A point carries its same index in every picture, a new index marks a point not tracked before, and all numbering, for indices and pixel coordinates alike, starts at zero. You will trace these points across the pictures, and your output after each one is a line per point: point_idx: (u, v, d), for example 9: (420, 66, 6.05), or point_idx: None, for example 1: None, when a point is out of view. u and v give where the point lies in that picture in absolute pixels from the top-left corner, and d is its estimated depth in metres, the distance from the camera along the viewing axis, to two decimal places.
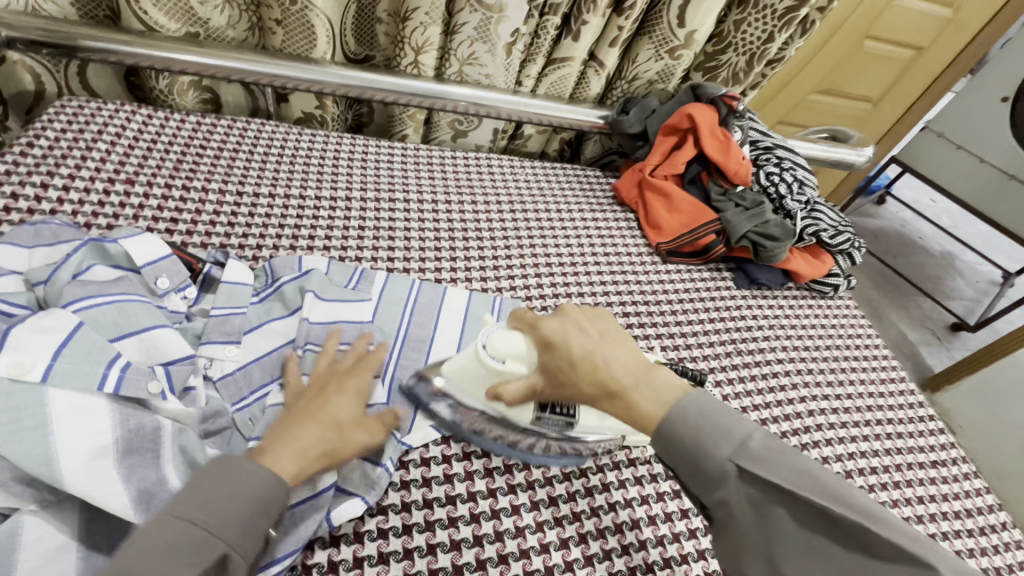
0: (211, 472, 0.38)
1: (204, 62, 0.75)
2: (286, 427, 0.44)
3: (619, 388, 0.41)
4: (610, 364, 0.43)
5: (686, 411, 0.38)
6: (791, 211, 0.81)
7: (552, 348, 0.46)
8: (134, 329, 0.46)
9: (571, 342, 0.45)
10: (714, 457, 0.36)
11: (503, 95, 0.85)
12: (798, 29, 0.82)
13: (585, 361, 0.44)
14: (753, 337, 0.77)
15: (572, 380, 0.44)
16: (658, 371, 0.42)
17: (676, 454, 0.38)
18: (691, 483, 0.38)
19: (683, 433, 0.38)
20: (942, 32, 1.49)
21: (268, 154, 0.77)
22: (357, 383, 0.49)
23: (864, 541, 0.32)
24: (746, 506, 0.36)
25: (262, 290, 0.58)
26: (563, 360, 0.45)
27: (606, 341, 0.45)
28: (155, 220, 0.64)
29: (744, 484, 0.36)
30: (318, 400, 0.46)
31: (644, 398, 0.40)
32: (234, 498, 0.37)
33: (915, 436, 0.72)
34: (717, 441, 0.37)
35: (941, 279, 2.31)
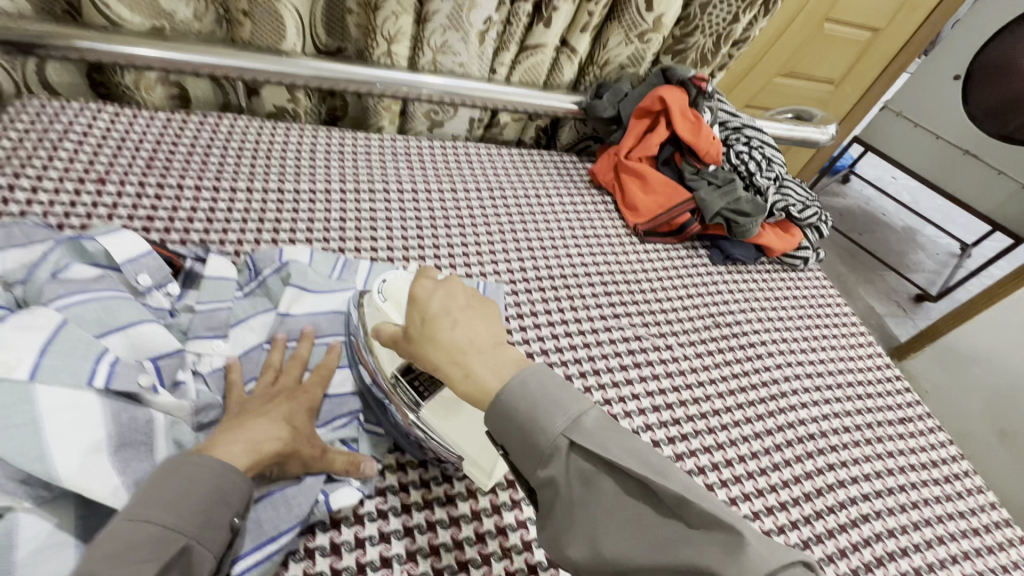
0: (165, 474, 0.37)
1: (171, 56, 0.74)
2: (235, 424, 0.43)
3: (451, 352, 0.42)
4: (455, 331, 0.43)
5: (525, 384, 0.40)
6: (761, 188, 0.84)
7: (411, 304, 0.46)
8: (118, 325, 0.46)
9: (430, 301, 0.45)
10: (548, 432, 0.38)
11: (477, 83, 0.85)
12: (760, 11, 0.84)
13: (433, 321, 0.44)
14: (730, 310, 0.80)
15: (421, 340, 0.44)
16: (504, 349, 0.43)
17: (511, 428, 0.39)
18: (523, 458, 0.39)
19: (518, 403, 0.39)
20: (898, 13, 1.55)
21: (243, 149, 0.76)
22: (310, 394, 0.49)
23: (681, 509, 0.33)
24: (573, 480, 0.37)
25: (247, 284, 0.59)
26: (417, 319, 0.45)
27: (466, 309, 0.46)
28: (130, 218, 0.63)
29: (573, 456, 0.37)
30: (271, 403, 0.46)
31: (479, 364, 0.42)
32: (194, 493, 0.37)
33: (883, 395, 0.76)
34: (552, 415, 0.38)
35: (905, 253, 2.41)
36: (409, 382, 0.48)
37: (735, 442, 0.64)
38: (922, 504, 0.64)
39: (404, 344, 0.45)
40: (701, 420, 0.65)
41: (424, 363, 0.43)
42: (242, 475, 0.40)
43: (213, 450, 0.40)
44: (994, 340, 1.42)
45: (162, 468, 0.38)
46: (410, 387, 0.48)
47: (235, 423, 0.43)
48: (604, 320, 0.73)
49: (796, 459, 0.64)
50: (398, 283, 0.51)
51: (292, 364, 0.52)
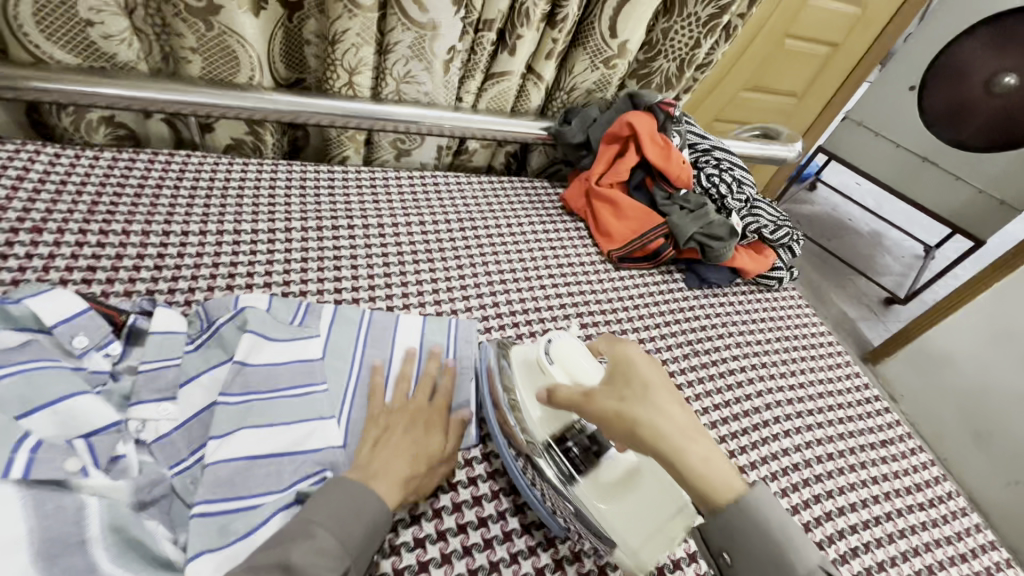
0: (347, 493, 0.44)
1: (114, 94, 0.70)
2: (386, 454, 0.49)
3: (670, 435, 0.41)
4: (656, 418, 0.42)
5: (767, 504, 0.39)
6: (733, 210, 0.84)
7: (629, 369, 0.46)
8: (45, 401, 0.41)
9: (646, 372, 0.46)
10: (806, 563, 0.38)
11: (443, 113, 0.84)
12: (721, 35, 0.84)
13: (649, 393, 0.44)
14: (708, 336, 0.79)
15: (637, 406, 0.43)
16: (717, 445, 0.42)
17: (751, 534, 0.38)
18: (747, 567, 0.39)
19: (762, 526, 0.38)
20: (853, 29, 1.59)
21: (197, 188, 0.73)
22: (442, 415, 0.56)
23: None
24: None
25: (197, 336, 0.55)
26: (636, 383, 0.45)
27: (675, 389, 0.45)
28: (69, 270, 0.59)
29: None
30: (411, 430, 0.53)
31: (702, 452, 0.40)
32: (359, 517, 0.44)
33: (863, 417, 0.76)
34: (807, 547, 0.38)
35: (872, 257, 2.47)
36: (563, 452, 0.52)
37: None
38: (909, 532, 0.64)
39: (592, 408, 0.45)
40: None
41: (633, 443, 0.42)
42: (381, 497, 0.45)
43: (369, 484, 0.46)
44: (963, 343, 1.44)
45: (315, 497, 0.44)
46: (563, 455, 0.51)
47: (381, 446, 0.50)
48: None
49: (782, 492, 0.63)
50: (569, 349, 0.53)
51: (401, 384, 0.57)
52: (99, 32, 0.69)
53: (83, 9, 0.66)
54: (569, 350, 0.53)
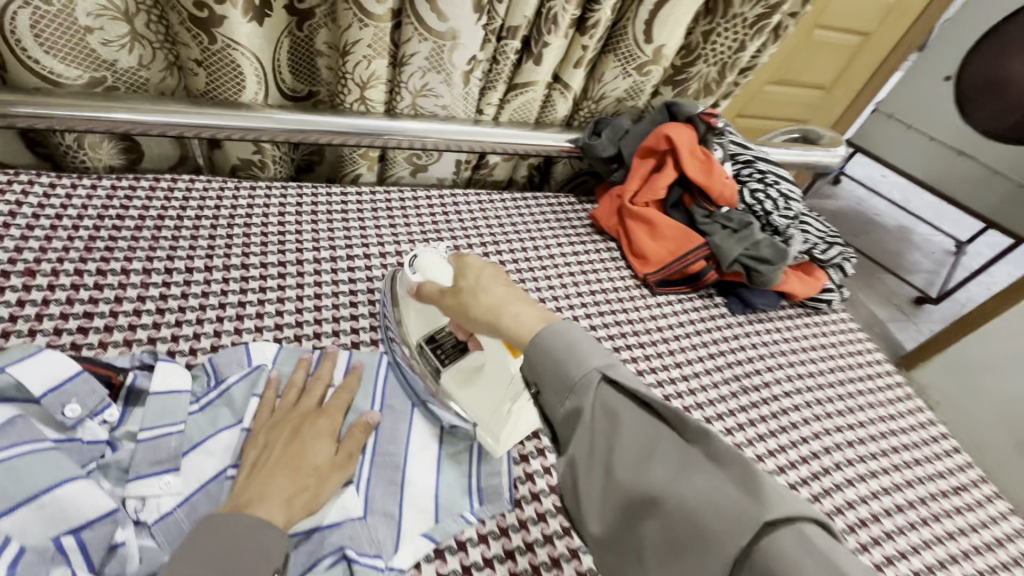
0: (210, 531, 0.38)
1: (111, 118, 0.65)
2: (264, 474, 0.43)
3: (489, 312, 0.44)
4: (482, 277, 0.47)
5: (557, 334, 0.38)
6: (778, 228, 0.77)
7: (461, 272, 0.49)
8: (30, 495, 0.36)
9: (475, 268, 0.49)
10: (583, 367, 0.36)
11: (463, 128, 0.77)
12: (770, 37, 0.77)
13: (471, 285, 0.47)
14: (756, 368, 0.73)
15: (466, 297, 0.47)
16: (538, 313, 0.42)
17: (541, 361, 0.38)
18: (549, 394, 0.37)
19: (553, 346, 0.38)
20: (889, 17, 1.49)
21: (201, 216, 0.67)
22: (332, 419, 0.49)
23: (683, 423, 0.33)
24: (599, 414, 0.35)
25: (203, 395, 0.50)
26: (468, 276, 0.48)
27: (504, 278, 0.47)
28: (64, 316, 0.54)
29: (604, 390, 0.35)
30: (294, 446, 0.46)
31: (513, 318, 0.42)
32: (235, 551, 0.37)
33: (930, 460, 0.69)
34: (589, 356, 0.37)
35: (903, 256, 2.37)
36: (432, 350, 0.56)
37: None
38: None
39: (448, 303, 0.49)
40: None
41: (467, 317, 0.46)
42: (275, 524, 0.40)
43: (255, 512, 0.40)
44: (997, 352, 1.37)
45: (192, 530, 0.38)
46: (430, 355, 0.56)
47: (264, 467, 0.44)
48: None
49: None
50: (435, 262, 0.56)
51: (286, 392, 0.50)
52: (99, 38, 0.65)
53: (81, 15, 0.62)
54: (433, 260, 0.56)
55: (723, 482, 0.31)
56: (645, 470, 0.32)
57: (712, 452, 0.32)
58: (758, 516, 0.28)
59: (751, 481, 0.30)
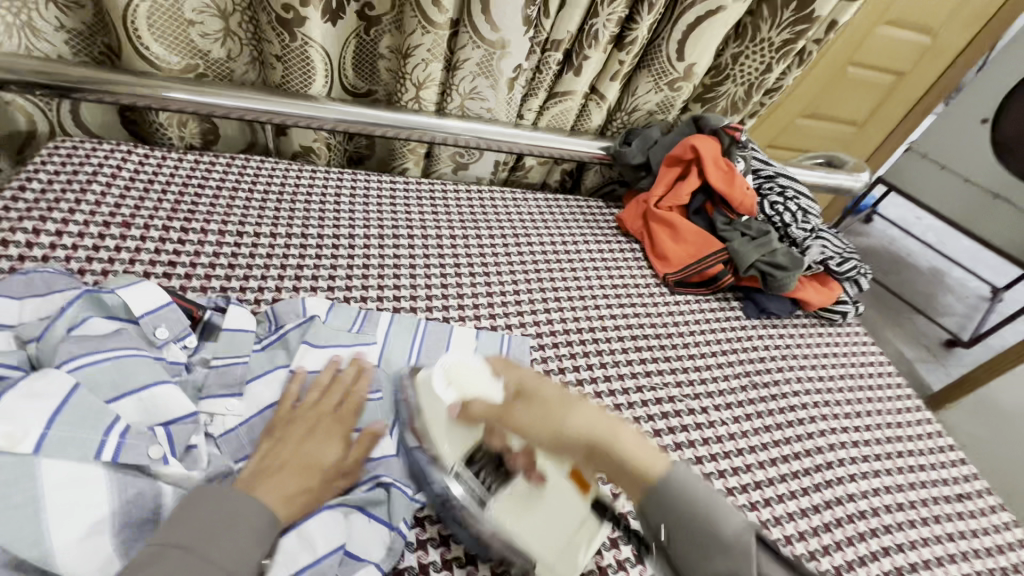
0: (204, 504, 0.38)
1: (201, 100, 0.75)
2: (269, 467, 0.44)
3: (587, 445, 0.40)
4: (563, 420, 0.41)
5: (684, 483, 0.36)
6: (797, 240, 0.82)
7: (514, 386, 0.45)
8: (132, 388, 0.43)
9: (542, 388, 0.44)
10: (732, 526, 0.34)
11: (503, 128, 0.84)
12: (795, 61, 0.82)
13: (533, 398, 0.44)
14: (767, 368, 0.76)
15: (530, 425, 0.42)
16: (624, 433, 0.39)
17: (682, 505, 0.35)
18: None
19: (685, 491, 0.36)
20: (922, 58, 1.52)
21: (269, 191, 0.76)
22: (344, 424, 0.49)
23: None
24: (750, 574, 0.33)
25: (265, 337, 0.57)
26: (524, 395, 0.45)
27: (560, 391, 0.44)
28: (152, 263, 0.62)
29: (759, 555, 0.34)
30: (304, 446, 0.46)
31: (623, 441, 0.39)
32: (229, 525, 0.38)
33: (936, 468, 0.71)
34: (732, 508, 0.35)
35: (933, 296, 2.33)
36: (475, 472, 0.46)
37: (777, 521, 0.60)
38: None
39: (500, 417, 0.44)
40: (740, 492, 0.62)
41: (537, 435, 0.42)
42: (265, 499, 0.41)
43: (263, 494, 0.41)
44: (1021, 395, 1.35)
45: (180, 507, 0.38)
46: (473, 477, 0.46)
47: (270, 462, 0.44)
48: (633, 378, 0.70)
49: (845, 541, 0.60)
50: (458, 366, 0.49)
51: (310, 389, 0.51)
52: (198, 32, 0.75)
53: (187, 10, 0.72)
54: (465, 366, 0.49)
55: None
56: None
57: None
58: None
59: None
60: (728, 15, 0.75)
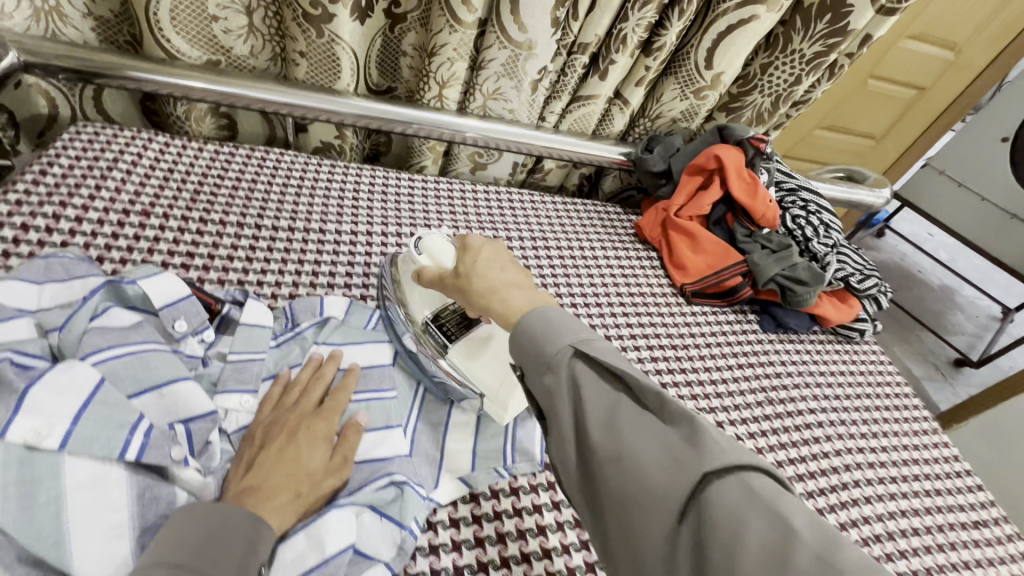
0: (196, 518, 0.38)
1: (223, 91, 0.74)
2: (256, 477, 0.42)
3: (493, 290, 0.45)
4: (490, 279, 0.46)
5: (542, 314, 0.39)
6: (817, 254, 0.80)
7: (461, 251, 0.52)
8: (154, 384, 0.43)
9: (483, 266, 0.48)
10: (556, 344, 0.37)
11: (525, 130, 0.84)
12: (825, 74, 0.81)
13: (475, 273, 0.48)
14: (784, 384, 0.75)
15: (467, 278, 0.48)
16: (534, 294, 0.44)
17: (531, 349, 0.38)
18: (531, 374, 0.37)
19: (533, 327, 0.39)
20: (946, 74, 1.50)
21: (288, 184, 0.75)
22: (328, 421, 0.47)
23: (661, 408, 0.33)
24: (568, 389, 0.35)
25: (280, 334, 0.57)
26: (469, 259, 0.50)
27: (501, 260, 0.49)
28: (170, 254, 0.62)
29: (575, 365, 0.36)
30: (289, 451, 0.44)
31: (515, 297, 0.43)
32: (225, 537, 0.37)
33: (951, 493, 0.70)
34: (559, 333, 0.37)
35: (944, 314, 2.31)
36: (438, 327, 0.57)
37: None
38: None
39: (449, 282, 0.51)
40: None
41: (467, 297, 0.48)
42: (270, 524, 0.40)
43: (262, 513, 0.40)
44: None
45: (169, 521, 0.37)
46: (438, 331, 0.57)
47: (257, 472, 0.43)
48: None
49: None
50: (433, 239, 0.58)
51: (288, 388, 0.50)
52: (222, 28, 0.74)
53: (213, 6, 0.71)
54: (438, 240, 0.58)
55: (738, 471, 0.29)
56: (631, 446, 0.32)
57: (688, 427, 0.32)
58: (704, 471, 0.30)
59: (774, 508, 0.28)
60: (760, 25, 0.74)
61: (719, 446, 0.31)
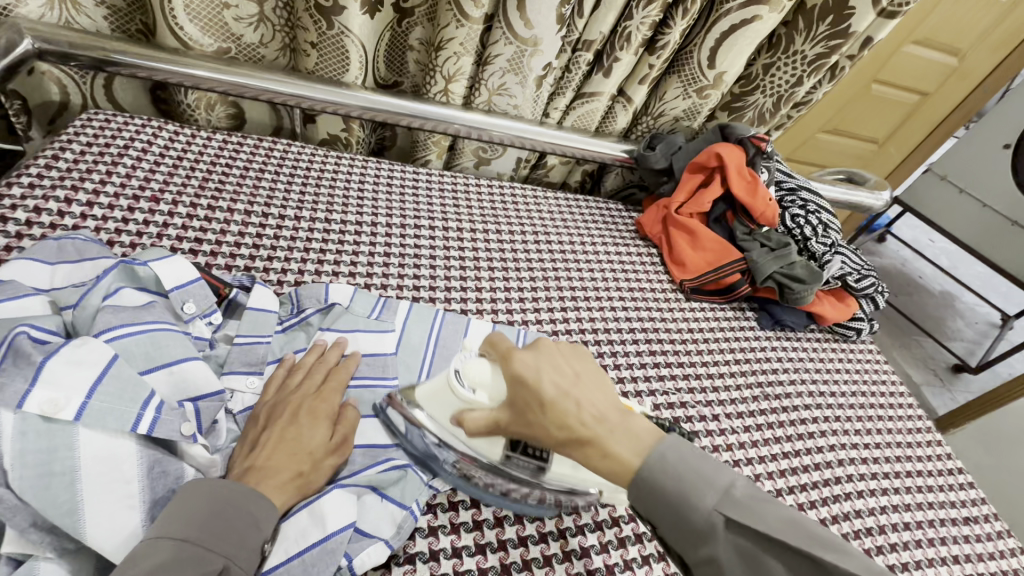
0: (196, 494, 0.39)
1: (233, 81, 0.75)
2: (260, 456, 0.44)
3: (590, 437, 0.39)
4: (583, 409, 0.40)
5: (664, 458, 0.37)
6: (816, 254, 0.82)
7: (523, 386, 0.42)
8: (164, 362, 0.44)
9: (543, 381, 0.42)
10: (702, 509, 0.35)
11: (529, 126, 0.85)
12: (826, 75, 0.82)
13: (554, 401, 0.40)
14: (780, 381, 0.76)
15: (542, 427, 0.41)
16: (632, 419, 0.40)
17: (658, 505, 0.36)
18: (678, 541, 0.36)
19: (665, 482, 0.36)
20: (948, 79, 1.51)
21: (295, 175, 0.76)
22: (328, 402, 0.48)
23: (837, 574, 0.32)
24: (736, 560, 0.34)
25: (286, 319, 0.58)
26: (535, 404, 0.42)
27: (578, 383, 0.42)
28: (179, 239, 0.63)
29: (732, 535, 0.35)
30: (290, 431, 0.45)
31: (618, 443, 0.38)
32: (225, 514, 0.38)
33: (943, 490, 0.71)
34: (702, 492, 0.36)
35: (943, 320, 2.31)
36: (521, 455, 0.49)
37: None
38: None
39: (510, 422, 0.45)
40: None
41: (547, 442, 0.42)
42: (271, 500, 0.41)
43: (264, 491, 0.41)
44: None
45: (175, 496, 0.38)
46: (522, 459, 0.49)
47: (259, 451, 0.44)
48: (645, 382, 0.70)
49: None
50: (470, 367, 0.48)
51: (293, 370, 0.51)
52: (233, 15, 0.75)
53: None
54: (474, 364, 0.49)
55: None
56: None
57: None
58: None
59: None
60: (763, 26, 0.75)
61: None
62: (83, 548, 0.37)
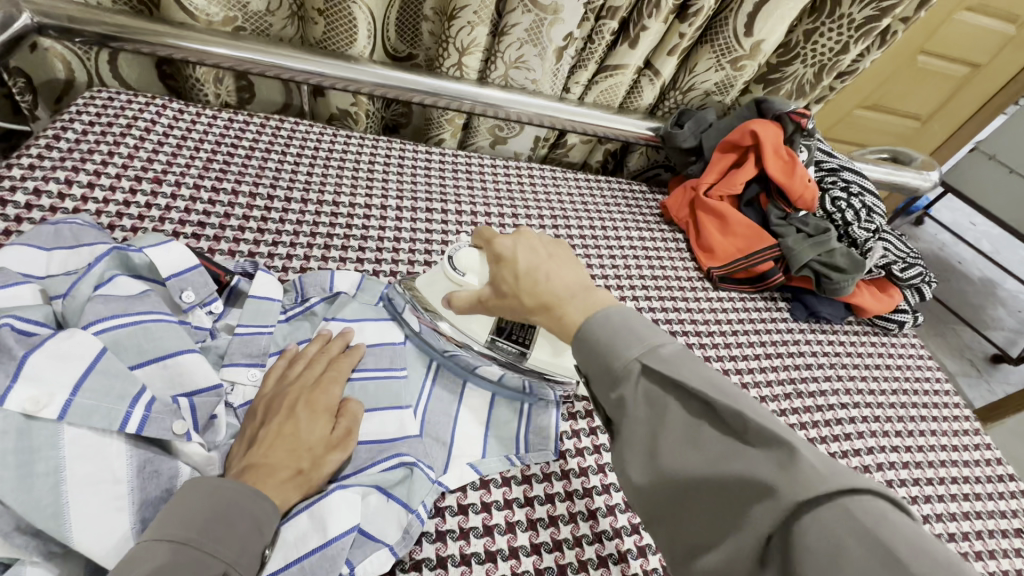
0: (196, 494, 0.36)
1: (237, 56, 0.71)
2: (256, 452, 0.41)
3: (553, 300, 0.40)
4: (551, 281, 0.41)
5: (607, 318, 0.36)
6: (857, 241, 0.75)
7: (499, 264, 0.45)
8: (158, 355, 0.42)
9: (518, 258, 0.44)
10: (620, 355, 0.34)
11: (548, 102, 0.79)
12: (876, 42, 0.75)
13: (528, 276, 0.42)
14: (814, 376, 0.71)
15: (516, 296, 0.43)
16: (596, 293, 0.40)
17: (592, 360, 0.36)
18: (597, 384, 0.35)
19: (597, 331, 0.36)
20: (1005, 48, 1.39)
21: (302, 155, 0.73)
22: (328, 393, 0.46)
23: (741, 430, 0.29)
24: (640, 403, 0.33)
25: (291, 308, 0.55)
26: (510, 278, 0.43)
27: (551, 259, 0.43)
28: (182, 223, 0.61)
29: (644, 381, 0.33)
30: (288, 425, 0.43)
31: (574, 310, 0.39)
32: (227, 516, 0.36)
33: (992, 498, 0.65)
34: (628, 341, 0.35)
35: (983, 308, 2.19)
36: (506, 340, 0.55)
37: None
38: None
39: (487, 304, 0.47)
40: None
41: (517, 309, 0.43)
42: (273, 502, 0.39)
43: (264, 490, 0.39)
44: None
45: (173, 498, 0.36)
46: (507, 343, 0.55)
47: (256, 449, 0.41)
48: None
49: None
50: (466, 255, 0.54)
51: (294, 360, 0.49)
52: None
53: None
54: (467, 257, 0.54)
55: (843, 496, 0.25)
56: (692, 461, 0.30)
57: (766, 444, 0.28)
58: (789, 494, 0.26)
59: (875, 537, 0.24)
60: None
61: (814, 470, 0.26)
62: (73, 552, 0.35)
